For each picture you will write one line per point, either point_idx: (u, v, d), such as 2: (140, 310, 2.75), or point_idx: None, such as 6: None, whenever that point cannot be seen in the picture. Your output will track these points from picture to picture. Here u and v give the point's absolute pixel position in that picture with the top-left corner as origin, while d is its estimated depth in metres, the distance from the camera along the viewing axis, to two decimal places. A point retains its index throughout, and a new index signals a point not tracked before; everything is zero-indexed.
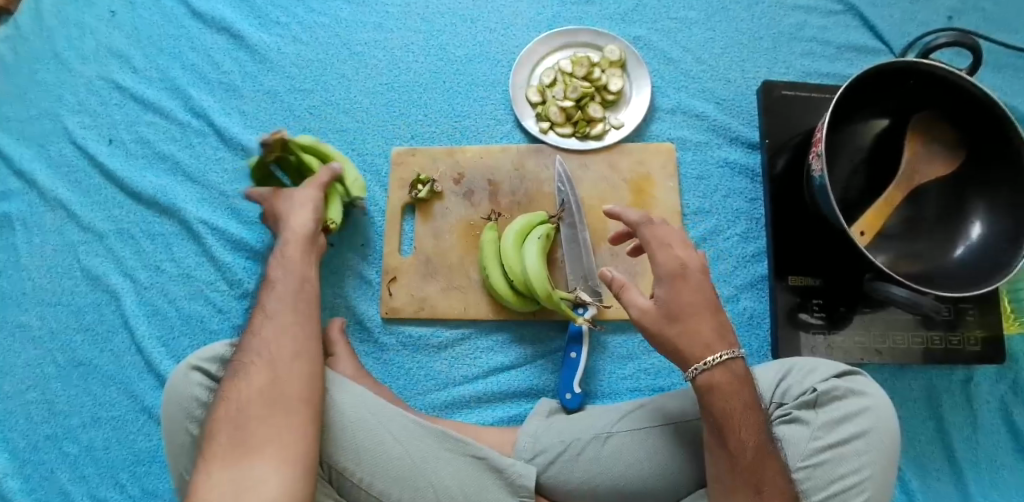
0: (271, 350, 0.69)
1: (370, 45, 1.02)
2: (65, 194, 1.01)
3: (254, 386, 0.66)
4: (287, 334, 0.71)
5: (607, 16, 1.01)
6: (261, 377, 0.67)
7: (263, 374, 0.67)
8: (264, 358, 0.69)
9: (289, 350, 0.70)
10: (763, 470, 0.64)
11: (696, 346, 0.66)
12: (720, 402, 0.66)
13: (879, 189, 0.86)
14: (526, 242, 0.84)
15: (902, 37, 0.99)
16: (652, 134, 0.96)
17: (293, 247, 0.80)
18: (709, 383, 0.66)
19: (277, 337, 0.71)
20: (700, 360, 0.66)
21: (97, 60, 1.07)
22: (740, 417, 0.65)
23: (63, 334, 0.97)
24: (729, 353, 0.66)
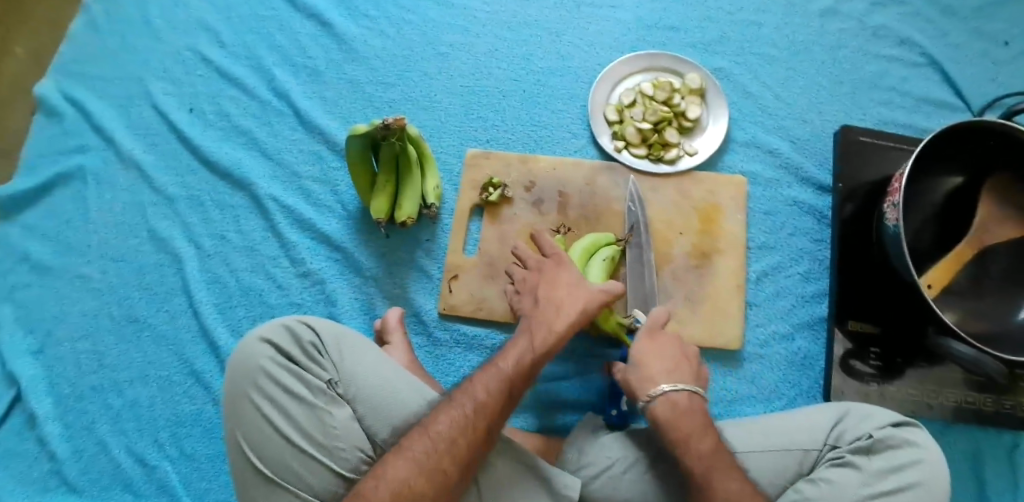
0: (453, 457, 0.67)
1: (455, 47, 1.04)
2: (141, 155, 1.04)
3: (420, 483, 0.65)
4: (478, 440, 0.68)
5: (690, 44, 1.03)
6: (427, 476, 0.65)
7: (432, 474, 0.66)
8: (443, 463, 0.66)
9: (473, 457, 0.68)
10: (713, 489, 0.68)
11: (645, 382, 0.76)
12: (666, 431, 0.72)
13: (948, 244, 0.87)
14: (591, 263, 0.85)
15: (984, 97, 0.99)
16: (724, 166, 0.97)
17: (541, 335, 0.75)
18: (657, 413, 0.73)
19: (460, 434, 0.68)
20: (648, 393, 0.75)
21: (187, 32, 1.10)
22: (691, 441, 0.71)
23: (123, 290, 0.99)
24: (674, 385, 0.74)
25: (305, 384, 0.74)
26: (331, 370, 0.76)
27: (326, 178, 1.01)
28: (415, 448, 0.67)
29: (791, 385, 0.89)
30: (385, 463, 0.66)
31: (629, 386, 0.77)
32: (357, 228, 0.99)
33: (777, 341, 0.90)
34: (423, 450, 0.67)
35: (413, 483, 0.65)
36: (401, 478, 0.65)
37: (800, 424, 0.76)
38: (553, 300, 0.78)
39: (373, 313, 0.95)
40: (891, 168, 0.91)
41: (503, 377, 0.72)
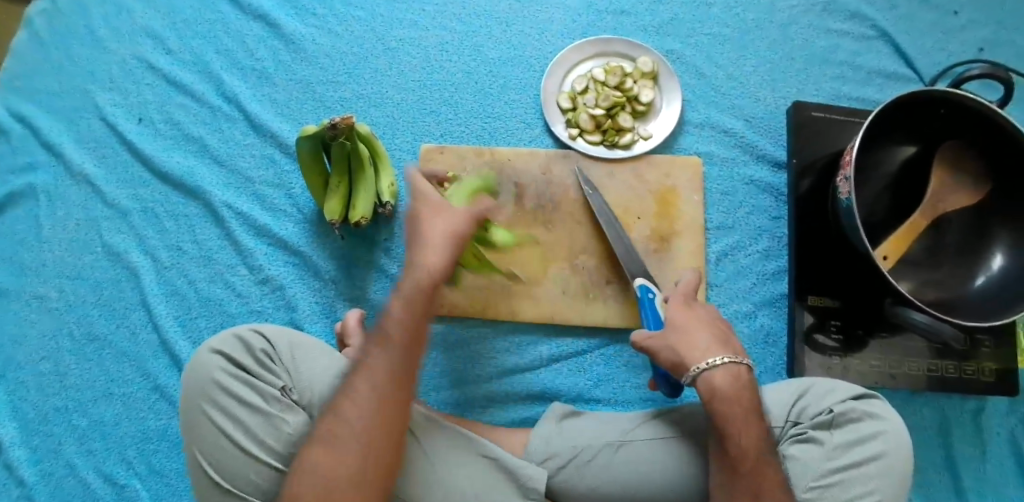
0: (356, 427, 0.63)
1: (404, 42, 1.03)
2: (92, 169, 1.02)
3: (330, 464, 0.62)
4: (377, 400, 0.64)
5: (641, 27, 1.02)
6: (331, 454, 0.62)
7: (337, 449, 0.63)
8: (347, 434, 0.63)
9: (380, 421, 0.64)
10: (760, 475, 0.65)
11: (695, 351, 0.71)
12: (723, 405, 0.68)
13: (904, 215, 0.87)
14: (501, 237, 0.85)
15: (933, 66, 0.99)
16: (680, 147, 0.97)
17: (414, 282, 0.69)
18: (714, 386, 0.69)
19: (358, 400, 0.64)
20: (701, 361, 0.70)
21: (131, 40, 1.06)
22: (742, 421, 0.67)
23: (80, 307, 0.97)
24: (731, 358, 0.70)
25: (258, 393, 0.73)
26: (284, 376, 0.75)
27: (280, 182, 1.00)
28: (324, 430, 0.64)
29: (756, 364, 0.89)
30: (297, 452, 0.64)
31: (675, 355, 0.71)
32: (314, 231, 0.98)
33: (740, 319, 0.90)
34: (333, 431, 0.64)
35: (325, 467, 0.62)
36: (311, 465, 0.62)
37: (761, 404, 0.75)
38: (420, 239, 0.71)
39: (334, 316, 0.94)
40: (846, 141, 0.91)
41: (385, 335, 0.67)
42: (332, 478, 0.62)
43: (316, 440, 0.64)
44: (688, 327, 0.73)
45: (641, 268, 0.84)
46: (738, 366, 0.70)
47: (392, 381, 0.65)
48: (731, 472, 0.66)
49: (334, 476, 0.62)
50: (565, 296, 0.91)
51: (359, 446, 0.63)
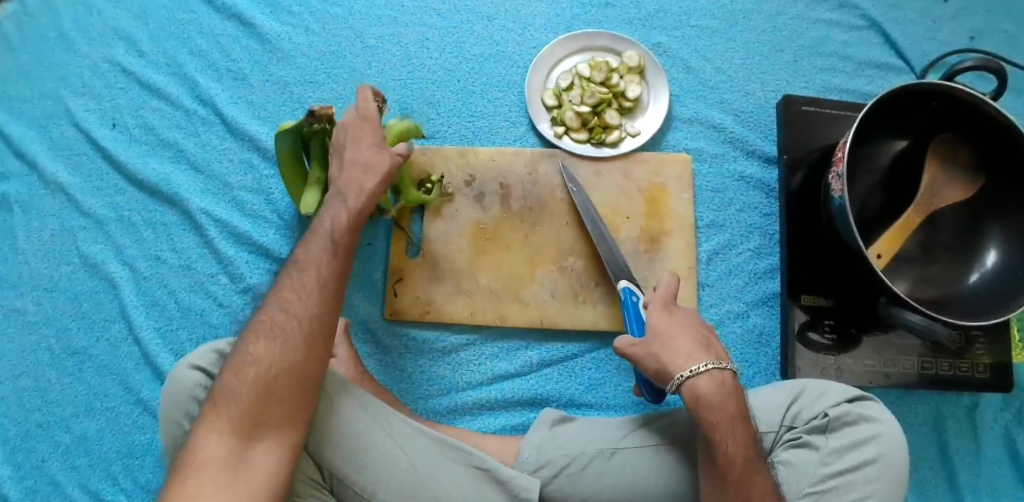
0: (301, 322, 0.66)
1: (384, 39, 1.00)
2: (65, 178, 0.98)
3: (271, 356, 0.64)
4: (320, 298, 0.67)
5: (627, 20, 0.99)
6: (272, 344, 0.64)
7: (279, 341, 0.65)
8: (289, 327, 0.65)
9: (323, 319, 0.67)
10: (750, 483, 0.65)
11: (678, 357, 0.68)
12: (709, 413, 0.66)
13: (896, 211, 0.85)
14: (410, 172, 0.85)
15: (924, 56, 0.97)
16: (668, 144, 0.95)
17: (355, 203, 0.73)
18: (698, 392, 0.67)
19: (301, 298, 0.67)
20: (686, 368, 0.68)
21: (103, 42, 1.02)
22: (727, 427, 0.66)
23: (58, 321, 0.94)
24: (716, 363, 0.68)
25: None
26: None
27: (260, 187, 0.97)
28: (266, 321, 0.66)
29: (749, 364, 0.88)
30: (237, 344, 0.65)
31: (658, 362, 0.69)
32: (295, 237, 0.95)
33: (732, 319, 0.89)
34: (273, 325, 0.66)
35: (265, 359, 0.64)
36: (253, 354, 0.64)
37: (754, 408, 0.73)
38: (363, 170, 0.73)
39: None
40: (838, 135, 0.90)
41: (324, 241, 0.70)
42: (274, 366, 0.64)
43: (256, 330, 0.65)
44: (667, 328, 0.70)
45: (623, 269, 0.82)
46: (722, 371, 0.68)
47: (332, 282, 0.68)
48: (725, 481, 0.66)
49: (274, 366, 0.64)
50: (553, 299, 0.89)
51: (301, 339, 0.65)
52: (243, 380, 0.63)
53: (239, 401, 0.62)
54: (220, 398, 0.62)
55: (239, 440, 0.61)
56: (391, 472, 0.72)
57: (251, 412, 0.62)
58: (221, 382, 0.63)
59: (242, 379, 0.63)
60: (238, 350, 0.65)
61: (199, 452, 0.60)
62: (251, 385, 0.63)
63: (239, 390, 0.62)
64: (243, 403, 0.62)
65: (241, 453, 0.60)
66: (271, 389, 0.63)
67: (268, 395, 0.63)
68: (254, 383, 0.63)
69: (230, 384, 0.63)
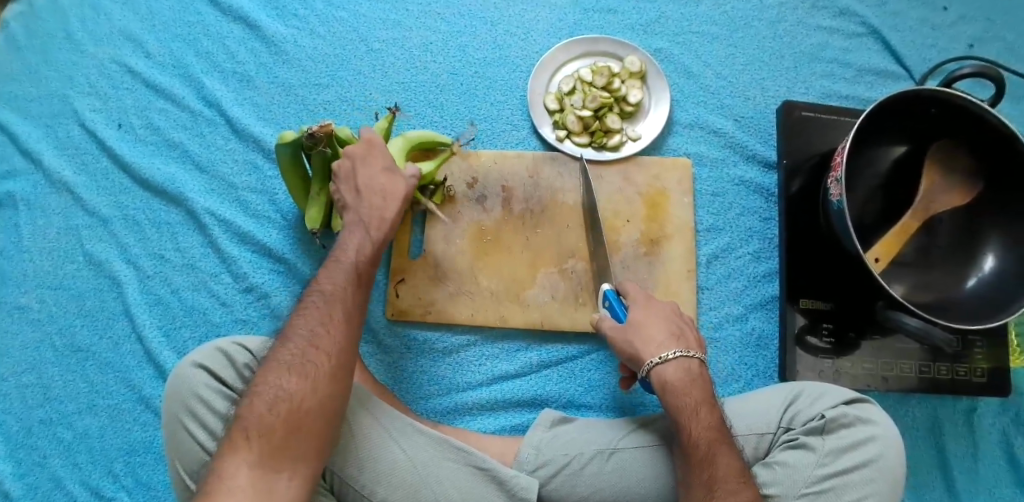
0: (331, 356, 0.66)
1: (388, 43, 1.01)
2: (71, 177, 0.99)
3: (302, 390, 0.63)
4: (346, 333, 0.68)
5: (628, 26, 1.00)
6: (303, 378, 0.64)
7: (309, 374, 0.64)
8: (319, 362, 0.65)
9: (350, 354, 0.67)
10: (714, 462, 0.66)
11: (651, 345, 0.72)
12: (675, 397, 0.69)
13: (894, 217, 0.86)
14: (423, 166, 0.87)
15: (923, 63, 0.98)
16: (669, 148, 0.96)
17: (379, 231, 0.78)
18: (665, 378, 0.70)
19: (329, 332, 0.67)
20: (656, 355, 0.71)
21: (110, 43, 1.03)
22: (694, 412, 0.69)
23: (63, 318, 0.95)
24: (684, 351, 0.71)
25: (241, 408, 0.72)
26: None
27: (263, 188, 0.98)
28: (293, 355, 0.65)
29: (748, 367, 0.88)
30: (263, 374, 0.65)
31: (631, 352, 0.73)
32: (297, 237, 0.96)
33: (731, 322, 0.90)
34: (306, 359, 0.65)
35: (294, 392, 0.63)
36: (285, 389, 0.63)
37: (748, 410, 0.75)
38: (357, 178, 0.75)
39: None
40: (837, 141, 0.90)
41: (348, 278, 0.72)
42: (305, 402, 0.63)
43: (282, 364, 0.65)
44: (651, 323, 0.73)
45: None
46: (689, 359, 0.72)
47: (354, 316, 0.70)
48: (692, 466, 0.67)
49: (303, 400, 0.63)
50: (553, 301, 0.90)
51: (329, 374, 0.65)
52: (274, 412, 0.62)
53: (270, 434, 0.61)
54: (251, 429, 0.61)
55: (266, 472, 0.60)
56: (390, 469, 0.73)
57: (281, 443, 0.61)
58: (246, 412, 0.62)
59: (273, 410, 0.62)
60: (266, 381, 0.64)
61: (229, 481, 0.58)
62: (280, 416, 0.62)
63: (268, 421, 0.61)
64: (273, 434, 0.61)
65: (268, 483, 0.59)
66: (301, 421, 0.62)
67: (297, 427, 0.62)
68: (284, 415, 0.62)
69: (259, 416, 0.61)
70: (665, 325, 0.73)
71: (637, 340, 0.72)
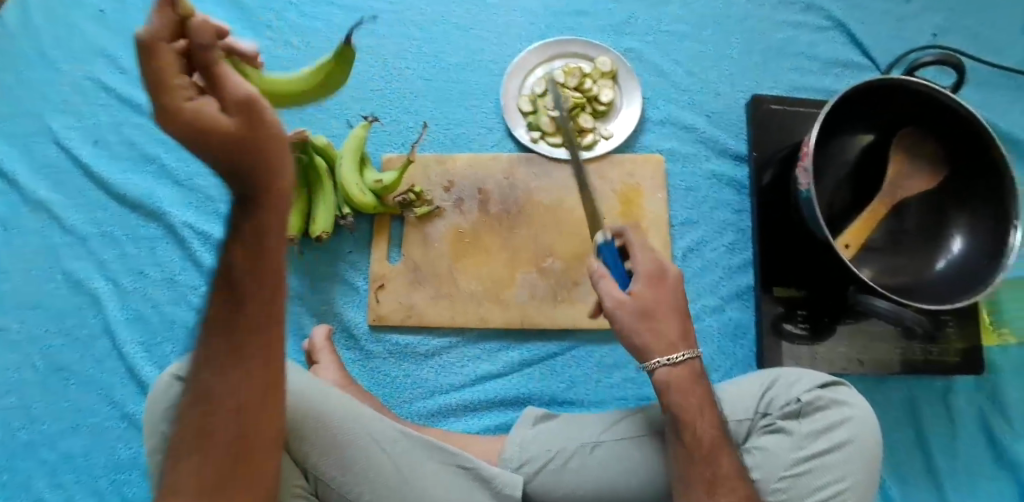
0: (228, 412, 0.57)
1: (362, 51, 1.02)
2: (48, 194, 0.99)
3: (204, 462, 0.56)
4: (244, 367, 0.57)
5: (599, 27, 1.02)
6: (203, 431, 0.57)
7: (208, 442, 0.57)
8: (217, 424, 0.57)
9: (253, 392, 0.58)
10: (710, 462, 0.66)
11: None
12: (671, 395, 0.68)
13: (864, 203, 0.88)
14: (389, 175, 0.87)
15: (888, 54, 1.01)
16: (643, 145, 0.97)
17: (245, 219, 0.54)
18: (663, 379, 0.67)
19: (221, 383, 0.57)
20: (665, 356, 0.67)
21: (84, 60, 1.04)
22: (693, 409, 0.67)
23: (43, 338, 0.95)
24: (691, 352, 0.68)
25: None
26: None
27: None
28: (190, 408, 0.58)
29: (727, 357, 0.90)
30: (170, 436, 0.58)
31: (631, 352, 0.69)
32: None
33: (709, 314, 0.91)
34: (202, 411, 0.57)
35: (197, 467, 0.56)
36: (186, 446, 0.57)
37: (730, 398, 0.75)
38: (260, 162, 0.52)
39: (303, 333, 0.91)
40: (805, 132, 0.92)
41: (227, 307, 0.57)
42: (213, 454, 0.57)
43: (186, 422, 0.57)
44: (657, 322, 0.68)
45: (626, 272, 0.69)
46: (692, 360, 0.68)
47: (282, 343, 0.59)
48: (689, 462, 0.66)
49: (212, 452, 0.57)
50: (533, 300, 0.91)
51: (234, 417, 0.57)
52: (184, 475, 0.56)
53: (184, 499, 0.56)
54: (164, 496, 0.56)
55: None
56: (373, 473, 0.73)
57: None
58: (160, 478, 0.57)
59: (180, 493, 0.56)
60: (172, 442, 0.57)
61: None
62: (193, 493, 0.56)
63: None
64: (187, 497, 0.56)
65: None
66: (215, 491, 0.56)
67: (210, 497, 0.56)
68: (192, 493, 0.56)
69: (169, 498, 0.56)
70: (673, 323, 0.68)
71: None
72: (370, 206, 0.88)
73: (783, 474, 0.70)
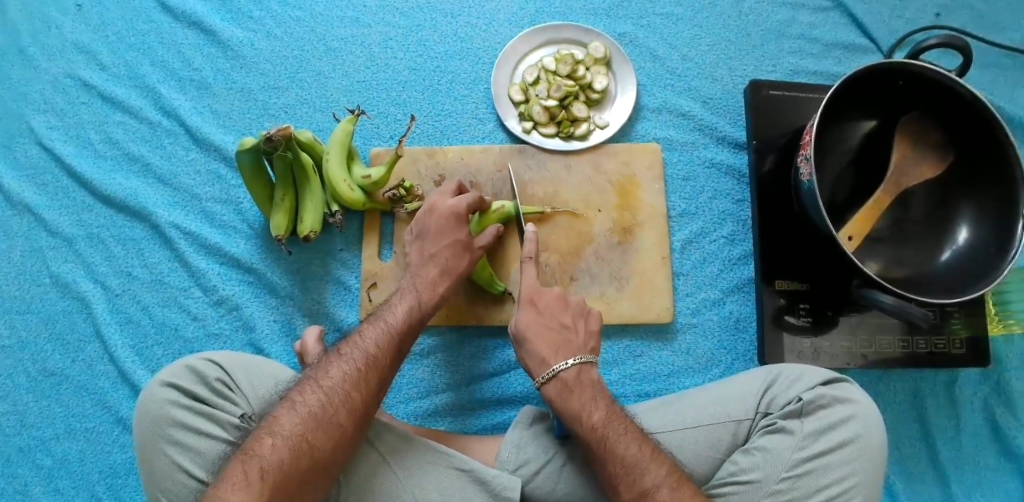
0: (323, 435, 0.65)
1: (347, 41, 0.98)
2: (31, 197, 0.96)
3: (284, 458, 0.63)
4: (373, 392, 0.69)
5: (591, 11, 0.98)
6: (320, 426, 0.65)
7: (297, 449, 0.64)
8: (312, 440, 0.64)
9: (370, 410, 0.69)
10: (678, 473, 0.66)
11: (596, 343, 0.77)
12: (590, 413, 0.72)
13: (866, 192, 0.84)
14: (378, 170, 0.85)
15: (891, 34, 0.97)
16: (638, 134, 0.94)
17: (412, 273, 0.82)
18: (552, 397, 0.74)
19: (327, 413, 0.66)
20: (545, 372, 0.76)
21: (63, 57, 1.00)
22: (584, 407, 0.72)
23: (33, 343, 0.93)
24: (581, 358, 0.77)
25: (215, 424, 0.71)
26: (244, 404, 0.73)
27: (228, 197, 0.95)
28: (311, 401, 0.67)
29: (727, 351, 0.88)
30: (284, 415, 0.65)
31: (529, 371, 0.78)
32: (265, 246, 0.94)
33: (708, 307, 0.89)
34: (329, 407, 0.66)
35: (278, 460, 0.62)
36: (300, 429, 0.65)
37: (729, 397, 0.74)
38: (427, 235, 0.83)
39: (294, 333, 0.91)
40: (805, 119, 0.89)
41: (362, 357, 0.71)
42: (320, 449, 0.64)
43: (308, 409, 0.66)
44: (538, 337, 0.78)
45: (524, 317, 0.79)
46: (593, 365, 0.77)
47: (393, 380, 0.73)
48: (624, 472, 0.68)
49: (316, 446, 0.64)
50: None
51: (352, 423, 0.67)
52: (293, 457, 0.63)
53: (283, 476, 0.62)
54: (267, 469, 0.62)
55: None
56: (368, 480, 0.72)
57: (292, 489, 0.62)
58: (263, 448, 0.63)
59: (252, 476, 0.61)
60: (287, 424, 0.65)
61: None
62: (263, 482, 0.61)
63: (247, 491, 0.60)
64: (288, 477, 0.62)
65: None
66: (286, 488, 0.62)
67: (302, 480, 0.63)
68: (266, 483, 0.61)
69: (236, 479, 0.61)
70: (549, 337, 0.78)
71: (567, 339, 0.78)
72: (360, 203, 0.86)
73: (726, 480, 0.69)
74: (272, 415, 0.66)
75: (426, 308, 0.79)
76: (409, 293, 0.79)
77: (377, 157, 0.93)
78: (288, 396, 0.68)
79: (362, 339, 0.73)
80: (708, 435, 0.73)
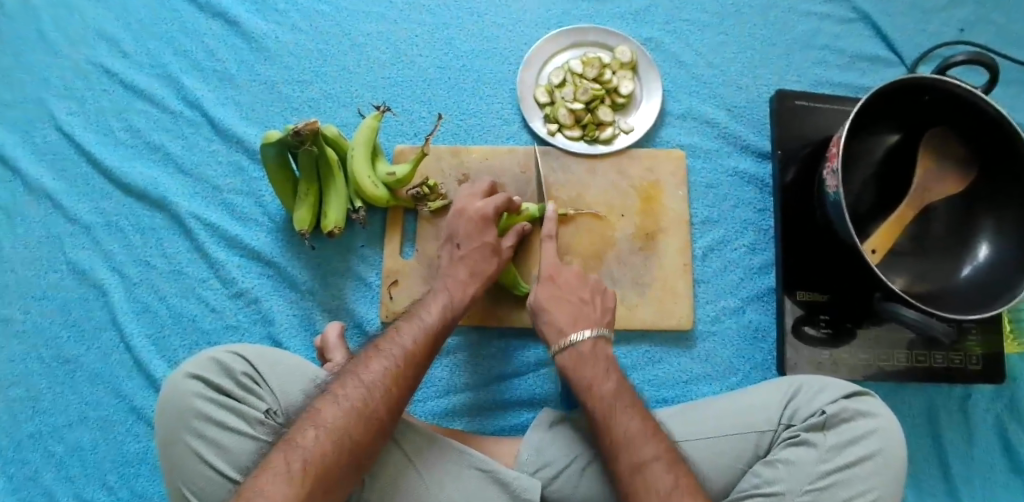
0: (363, 430, 0.65)
1: (373, 37, 0.98)
2: (50, 183, 0.95)
3: (327, 449, 0.62)
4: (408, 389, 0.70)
5: (618, 15, 0.98)
6: (360, 420, 0.65)
7: (340, 442, 0.63)
8: (353, 434, 0.64)
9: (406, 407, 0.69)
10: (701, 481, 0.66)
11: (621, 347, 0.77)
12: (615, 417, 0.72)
13: (889, 206, 0.85)
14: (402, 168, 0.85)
15: (915, 49, 0.97)
16: (662, 140, 0.95)
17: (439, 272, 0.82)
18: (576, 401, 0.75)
19: (367, 408, 0.66)
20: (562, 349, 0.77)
21: (85, 43, 0.99)
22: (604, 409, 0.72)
23: (48, 330, 0.92)
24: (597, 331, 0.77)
25: (238, 416, 0.71)
26: (268, 398, 0.73)
27: (249, 190, 0.95)
28: (350, 395, 0.66)
29: (744, 359, 0.89)
30: (325, 408, 0.65)
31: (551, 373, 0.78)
32: (285, 240, 0.93)
33: (728, 315, 0.90)
34: (369, 401, 0.66)
35: (321, 453, 0.62)
36: (342, 422, 0.64)
37: (751, 407, 0.74)
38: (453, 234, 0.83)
39: (313, 329, 0.91)
40: (830, 131, 0.90)
41: (401, 355, 0.71)
42: (359, 444, 0.64)
43: (349, 403, 0.66)
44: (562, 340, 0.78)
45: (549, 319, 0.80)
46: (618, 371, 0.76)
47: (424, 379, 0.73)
48: None
49: (354, 441, 0.64)
50: None
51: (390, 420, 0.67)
52: (334, 450, 0.63)
53: (324, 468, 0.61)
54: (310, 461, 0.61)
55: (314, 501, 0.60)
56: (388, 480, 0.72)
57: (331, 481, 0.62)
58: (304, 440, 0.62)
59: (294, 466, 0.60)
60: (327, 416, 0.64)
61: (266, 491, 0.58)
62: (305, 474, 0.60)
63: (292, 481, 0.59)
64: (329, 469, 0.62)
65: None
66: (325, 481, 0.61)
67: (341, 474, 0.63)
68: (308, 473, 0.60)
69: (279, 468, 0.60)
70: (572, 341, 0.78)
71: None
72: (383, 200, 0.86)
73: (749, 492, 0.70)
74: (311, 408, 0.65)
75: (452, 307, 0.79)
76: (437, 292, 0.80)
77: (401, 153, 0.93)
78: (328, 390, 0.67)
79: (400, 336, 0.73)
80: (730, 445, 0.73)
